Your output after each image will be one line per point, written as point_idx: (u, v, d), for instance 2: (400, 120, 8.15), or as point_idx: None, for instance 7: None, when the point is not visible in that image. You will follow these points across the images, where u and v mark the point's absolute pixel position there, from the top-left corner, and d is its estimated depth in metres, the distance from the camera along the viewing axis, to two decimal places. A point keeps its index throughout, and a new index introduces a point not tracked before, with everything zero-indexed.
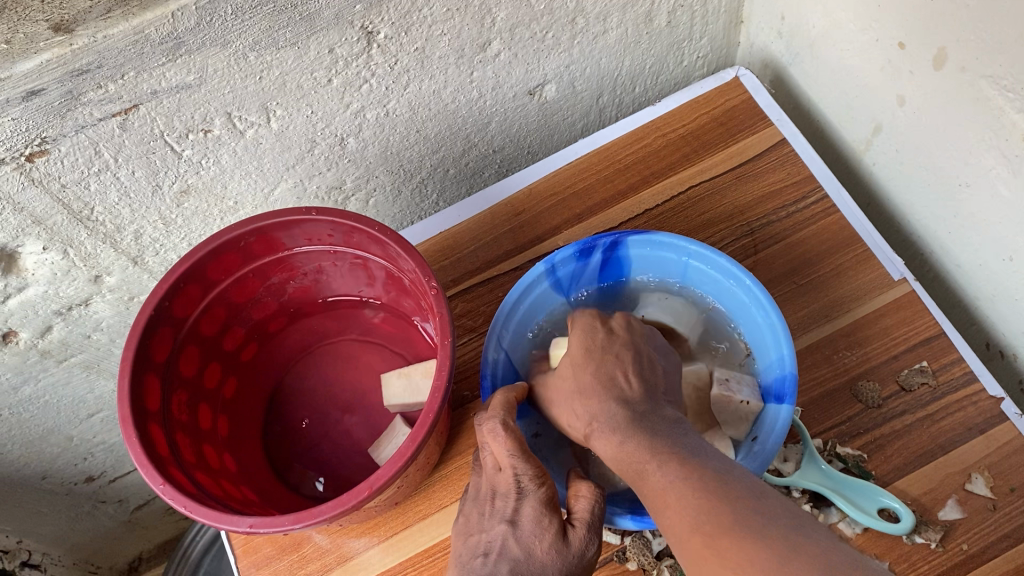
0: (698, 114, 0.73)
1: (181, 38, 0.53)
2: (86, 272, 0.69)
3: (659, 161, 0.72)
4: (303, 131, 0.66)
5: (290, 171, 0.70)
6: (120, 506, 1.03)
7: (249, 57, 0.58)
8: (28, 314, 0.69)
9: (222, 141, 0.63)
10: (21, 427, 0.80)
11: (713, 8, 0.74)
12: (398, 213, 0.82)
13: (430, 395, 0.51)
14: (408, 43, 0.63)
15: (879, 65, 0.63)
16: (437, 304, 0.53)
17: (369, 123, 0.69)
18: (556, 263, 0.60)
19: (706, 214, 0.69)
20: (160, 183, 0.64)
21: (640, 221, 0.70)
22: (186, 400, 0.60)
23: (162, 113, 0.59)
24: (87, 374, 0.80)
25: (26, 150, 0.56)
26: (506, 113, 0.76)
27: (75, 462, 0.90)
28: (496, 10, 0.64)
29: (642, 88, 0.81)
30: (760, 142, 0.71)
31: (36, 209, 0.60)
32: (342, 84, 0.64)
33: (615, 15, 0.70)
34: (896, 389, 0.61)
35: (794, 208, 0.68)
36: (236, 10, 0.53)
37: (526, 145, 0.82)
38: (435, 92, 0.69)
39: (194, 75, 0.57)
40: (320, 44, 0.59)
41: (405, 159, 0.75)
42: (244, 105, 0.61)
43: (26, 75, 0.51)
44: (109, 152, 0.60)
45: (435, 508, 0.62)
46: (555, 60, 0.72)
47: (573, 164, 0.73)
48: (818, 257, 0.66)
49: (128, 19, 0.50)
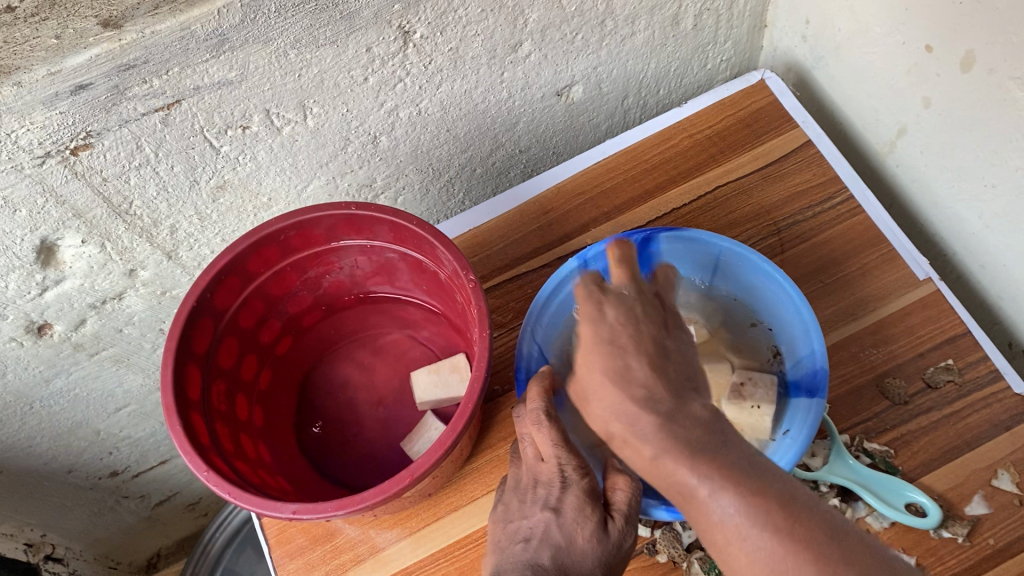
0: (724, 115, 0.74)
1: (225, 35, 0.55)
2: (121, 266, 0.70)
3: (685, 162, 0.73)
4: (337, 129, 0.67)
5: (322, 168, 0.71)
6: (142, 502, 1.04)
7: (289, 55, 0.59)
8: (63, 307, 0.70)
9: (259, 138, 0.65)
10: (51, 420, 0.81)
11: (739, 12, 0.76)
12: (425, 212, 0.83)
13: (468, 385, 0.52)
14: (443, 43, 0.64)
15: (905, 67, 0.65)
16: (475, 297, 0.54)
17: (401, 122, 0.70)
18: (589, 259, 0.61)
19: (733, 214, 0.70)
20: (198, 178, 0.66)
21: (667, 220, 0.71)
22: (225, 390, 0.61)
23: (203, 109, 0.60)
24: (117, 368, 0.81)
25: (71, 143, 0.57)
26: (534, 113, 0.77)
27: (101, 456, 0.91)
28: (529, 12, 0.65)
29: (667, 90, 0.82)
30: (786, 143, 0.72)
31: (78, 202, 0.62)
32: (377, 83, 0.65)
33: (644, 18, 0.71)
34: (922, 386, 0.62)
35: (819, 208, 0.69)
36: (279, 8, 0.54)
37: (552, 146, 0.83)
38: (467, 92, 0.70)
39: (236, 72, 0.58)
40: (358, 43, 0.60)
41: (434, 158, 0.76)
42: (282, 103, 0.62)
43: (76, 70, 0.52)
44: (150, 147, 0.61)
45: (466, 500, 0.63)
46: (584, 61, 0.73)
47: (602, 164, 0.74)
48: (844, 257, 0.67)
49: (175, 16, 0.52)
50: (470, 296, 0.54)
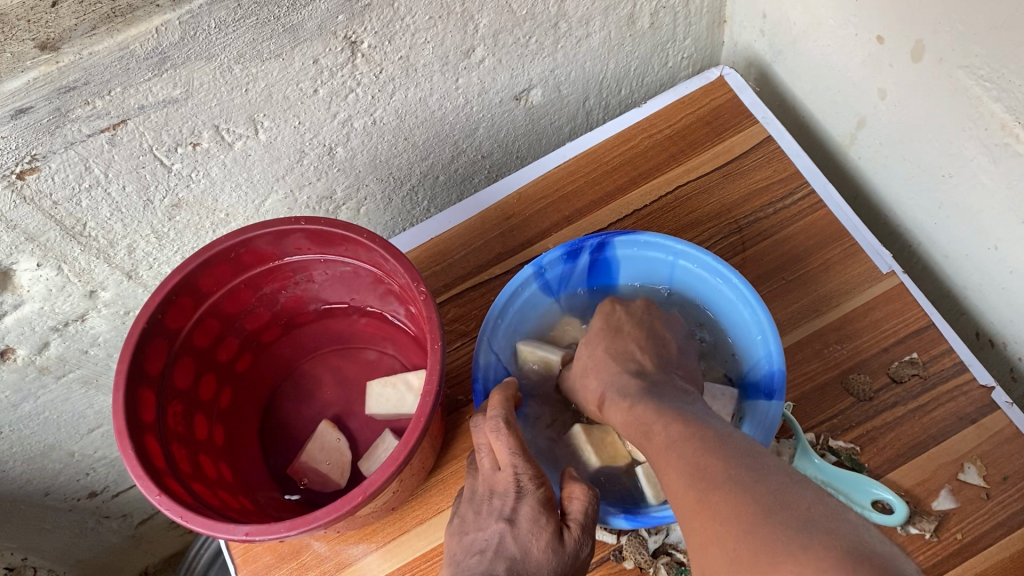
0: (684, 113, 0.73)
1: (166, 53, 0.54)
2: (81, 288, 0.69)
3: (646, 162, 0.72)
4: (291, 142, 0.67)
5: (279, 181, 0.70)
6: (124, 521, 1.03)
7: (234, 70, 0.58)
8: (24, 331, 0.69)
9: (211, 154, 0.64)
10: (22, 444, 0.81)
11: (696, 9, 0.75)
12: (390, 221, 0.82)
13: (421, 399, 0.51)
14: (392, 52, 0.64)
15: (859, 59, 0.64)
16: (427, 310, 0.53)
17: (357, 132, 0.69)
18: (544, 265, 0.61)
19: (694, 213, 0.70)
20: (151, 197, 0.65)
21: (629, 222, 0.70)
22: (181, 411, 0.60)
23: (150, 128, 0.59)
24: (86, 389, 0.80)
25: (16, 167, 0.56)
26: (493, 118, 0.76)
27: (77, 478, 0.91)
28: (479, 17, 0.65)
29: (628, 90, 0.82)
30: (747, 140, 0.71)
31: (29, 226, 0.61)
32: (328, 94, 0.64)
33: (598, 19, 0.70)
34: (886, 380, 0.62)
35: (780, 205, 0.69)
36: (219, 23, 0.54)
37: (515, 150, 0.82)
38: (421, 100, 0.70)
39: (180, 89, 0.57)
40: (304, 55, 0.60)
41: (394, 167, 0.75)
42: (232, 118, 0.62)
43: (14, 94, 0.51)
44: (99, 168, 0.60)
45: (431, 513, 0.63)
46: (540, 64, 0.73)
47: (562, 167, 0.73)
48: (805, 253, 0.67)
49: (112, 36, 0.51)
50: (421, 306, 0.54)
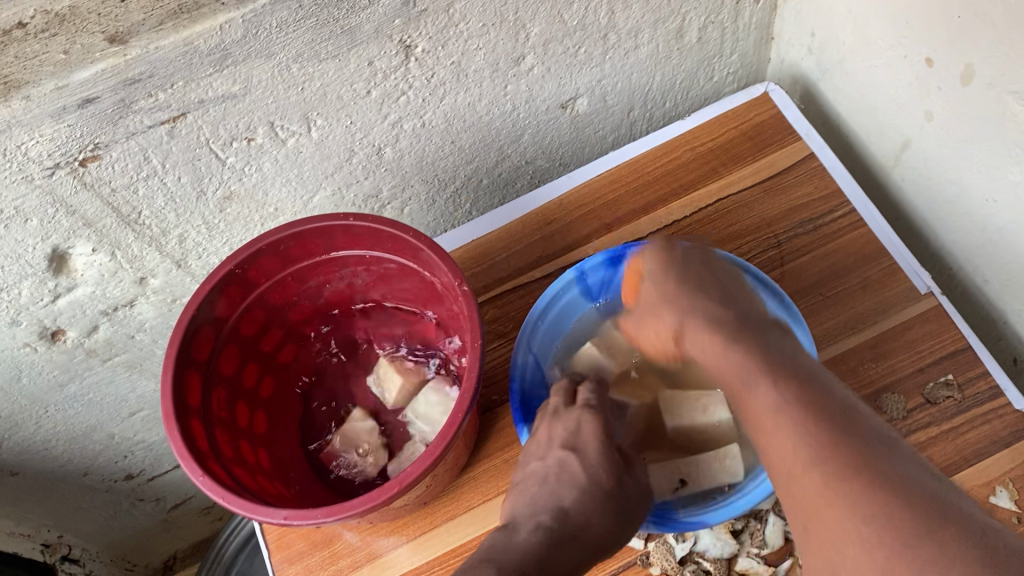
0: (727, 127, 0.74)
1: (228, 50, 0.56)
2: (132, 274, 0.71)
3: (688, 174, 0.73)
4: (341, 141, 0.68)
5: (328, 179, 0.72)
6: (157, 505, 1.05)
7: (292, 69, 0.60)
8: (76, 314, 0.72)
9: (265, 150, 0.66)
10: (66, 423, 0.83)
11: (744, 24, 0.76)
12: (432, 223, 0.83)
13: (460, 394, 0.52)
14: (445, 57, 0.65)
15: (906, 80, 0.64)
16: (468, 307, 0.55)
17: (406, 134, 0.71)
18: (586, 270, 0.62)
19: (734, 227, 0.70)
20: (205, 189, 0.67)
21: (668, 232, 0.71)
22: (225, 396, 0.62)
23: (209, 122, 0.61)
24: (130, 373, 0.82)
25: (80, 154, 0.59)
26: (538, 125, 0.77)
27: (116, 460, 0.93)
28: (530, 26, 0.66)
29: (673, 102, 0.82)
30: (789, 156, 0.72)
31: (87, 212, 0.63)
32: (381, 96, 0.66)
33: (647, 31, 0.71)
34: (921, 401, 0.62)
35: (821, 221, 0.69)
36: (280, 23, 0.56)
37: (558, 157, 0.82)
38: (470, 104, 0.71)
39: (239, 85, 0.59)
40: (360, 57, 0.62)
41: (439, 169, 0.76)
42: (287, 115, 0.64)
43: (83, 84, 0.54)
44: (157, 158, 0.62)
45: (462, 509, 0.64)
46: (588, 74, 0.74)
47: (603, 176, 0.74)
48: (844, 270, 0.67)
49: (179, 31, 0.54)
50: (463, 304, 0.55)
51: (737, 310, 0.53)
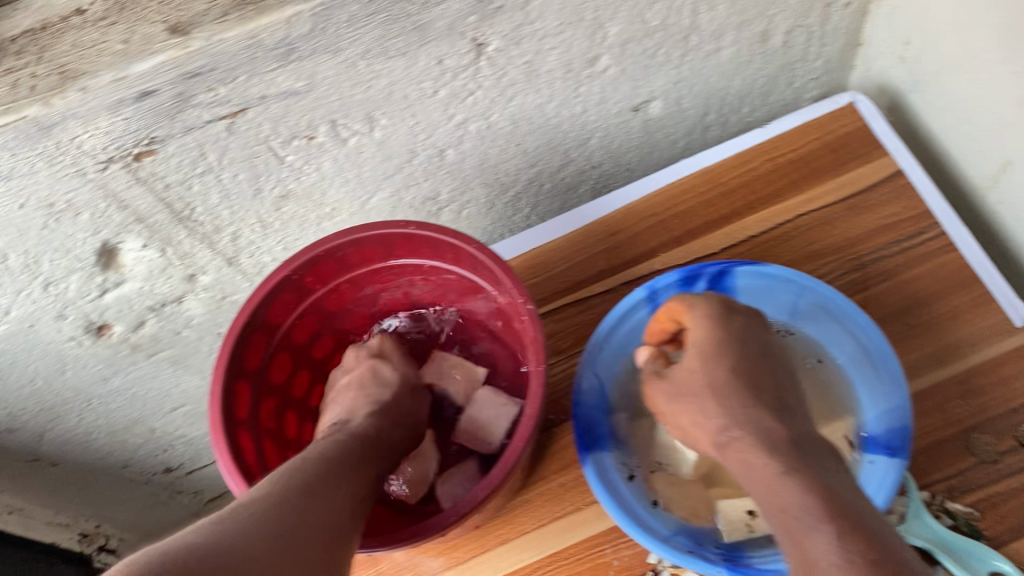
0: (808, 138, 0.70)
1: (294, 44, 0.53)
2: (181, 271, 0.69)
3: (765, 186, 0.68)
4: (404, 141, 0.65)
5: (388, 179, 0.69)
6: (195, 497, 1.03)
7: (359, 65, 0.57)
8: (123, 309, 0.70)
9: (325, 148, 0.63)
10: (107, 416, 0.82)
11: (833, 29, 0.71)
12: (490, 226, 0.80)
13: (521, 422, 0.50)
14: (518, 56, 0.61)
15: (1017, 97, 0.59)
16: (532, 327, 0.52)
17: (470, 135, 0.67)
18: (659, 289, 0.59)
19: (813, 245, 0.66)
20: (262, 186, 0.64)
21: (742, 249, 0.67)
22: (272, 407, 0.59)
23: (269, 118, 0.58)
24: (175, 369, 0.80)
25: (134, 149, 0.56)
26: (608, 128, 0.73)
27: (156, 453, 0.92)
28: (610, 25, 0.62)
29: (750, 107, 0.78)
30: (876, 171, 0.68)
31: (139, 207, 0.61)
32: (448, 96, 0.63)
33: (730, 33, 0.67)
34: (1014, 444, 0.57)
35: (908, 244, 0.65)
36: (350, 18, 0.53)
37: (626, 162, 0.78)
38: (539, 106, 0.67)
39: (303, 82, 0.56)
40: (430, 55, 0.58)
41: (502, 172, 0.73)
42: (350, 114, 0.61)
43: (141, 76, 0.51)
44: (214, 155, 0.59)
45: (515, 534, 0.60)
46: (664, 76, 0.70)
47: (675, 184, 0.70)
48: (934, 298, 0.63)
49: (243, 24, 0.50)
50: (526, 324, 0.52)
51: (790, 425, 0.48)
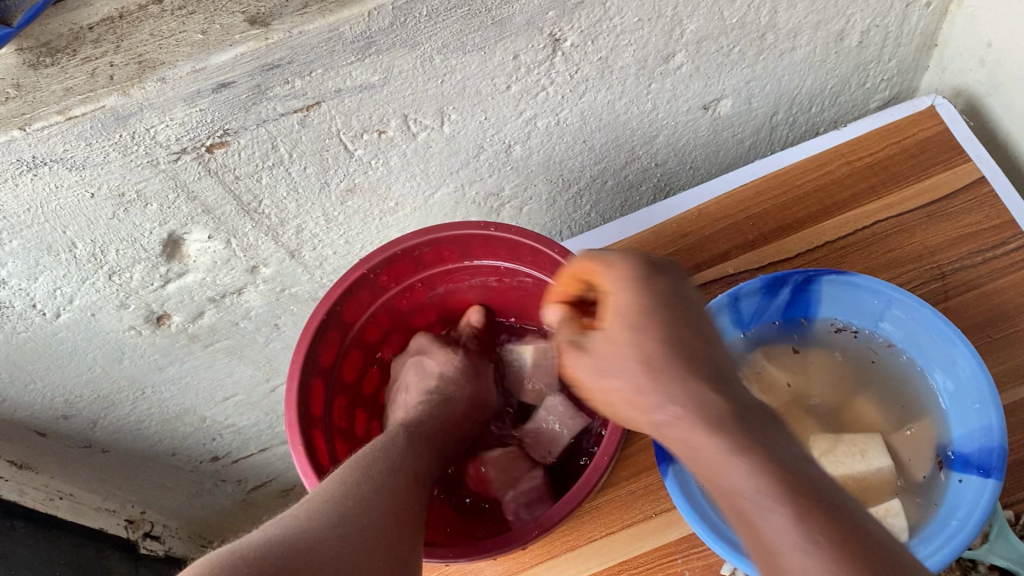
0: (887, 142, 0.68)
1: (373, 38, 0.52)
2: (244, 263, 0.68)
3: (842, 191, 0.67)
4: (472, 137, 0.64)
5: (454, 175, 0.68)
6: (238, 485, 1.03)
7: (435, 60, 0.56)
8: (184, 299, 0.69)
9: (394, 143, 0.62)
10: (160, 404, 0.82)
11: (909, 29, 0.69)
12: (549, 223, 0.79)
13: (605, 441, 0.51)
14: (593, 52, 0.60)
15: None
16: None
17: (538, 131, 0.66)
18: (741, 295, 0.59)
19: (892, 253, 0.65)
20: (329, 180, 0.63)
21: (818, 255, 0.66)
22: (345, 403, 0.61)
23: (342, 112, 0.57)
24: (229, 359, 0.80)
25: (207, 140, 0.56)
26: (676, 127, 0.72)
27: (204, 441, 0.91)
28: (687, 22, 0.60)
29: (819, 108, 0.76)
30: (955, 178, 0.66)
31: (208, 199, 0.60)
32: (520, 91, 0.61)
33: (807, 32, 0.66)
34: None
35: (989, 255, 0.63)
36: (430, 11, 0.52)
37: (690, 161, 0.77)
38: (610, 103, 0.66)
39: (379, 76, 0.55)
40: (506, 50, 0.57)
41: (566, 169, 0.72)
42: (422, 108, 0.60)
43: (219, 67, 0.50)
44: (285, 147, 0.59)
45: (583, 541, 0.61)
46: (737, 75, 0.68)
47: (747, 187, 0.69)
48: (1015, 311, 0.61)
49: (324, 16, 0.49)
50: None
51: None
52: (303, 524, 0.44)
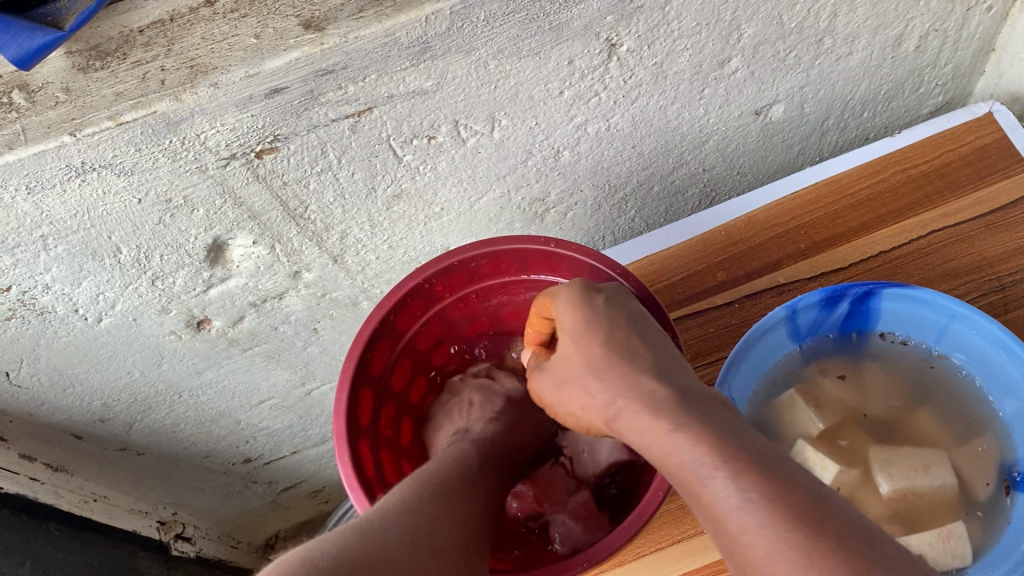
0: (943, 149, 0.67)
1: (429, 43, 0.51)
2: (287, 268, 0.67)
3: (897, 199, 0.66)
4: (522, 142, 0.63)
5: (500, 180, 0.67)
6: (269, 487, 1.01)
7: (489, 65, 0.54)
8: (225, 304, 0.68)
9: (444, 148, 0.61)
10: (196, 408, 0.81)
11: (968, 34, 0.67)
12: (593, 228, 0.77)
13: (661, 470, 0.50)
14: (649, 57, 0.59)
15: None
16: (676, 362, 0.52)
17: (588, 137, 0.65)
18: (798, 308, 0.57)
19: (950, 263, 0.63)
20: (376, 186, 0.62)
21: (872, 265, 0.65)
22: (391, 413, 0.60)
23: (394, 118, 0.56)
24: (267, 363, 0.79)
25: (257, 146, 0.54)
26: (726, 132, 0.70)
27: (238, 444, 0.91)
28: (745, 27, 0.59)
29: (871, 113, 0.74)
30: (1015, 188, 0.65)
31: (255, 204, 0.59)
32: (572, 97, 0.60)
33: (865, 37, 0.64)
34: None
35: None
36: (489, 16, 0.50)
37: (738, 166, 0.75)
38: (662, 108, 0.65)
39: (433, 81, 0.54)
40: (561, 55, 0.56)
41: (613, 174, 0.71)
42: (473, 114, 0.58)
43: (274, 73, 0.49)
44: (335, 153, 0.57)
45: (632, 556, 0.60)
46: (791, 80, 0.67)
47: (798, 195, 0.68)
48: None
49: (381, 21, 0.48)
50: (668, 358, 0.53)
51: None
52: (365, 532, 0.44)
